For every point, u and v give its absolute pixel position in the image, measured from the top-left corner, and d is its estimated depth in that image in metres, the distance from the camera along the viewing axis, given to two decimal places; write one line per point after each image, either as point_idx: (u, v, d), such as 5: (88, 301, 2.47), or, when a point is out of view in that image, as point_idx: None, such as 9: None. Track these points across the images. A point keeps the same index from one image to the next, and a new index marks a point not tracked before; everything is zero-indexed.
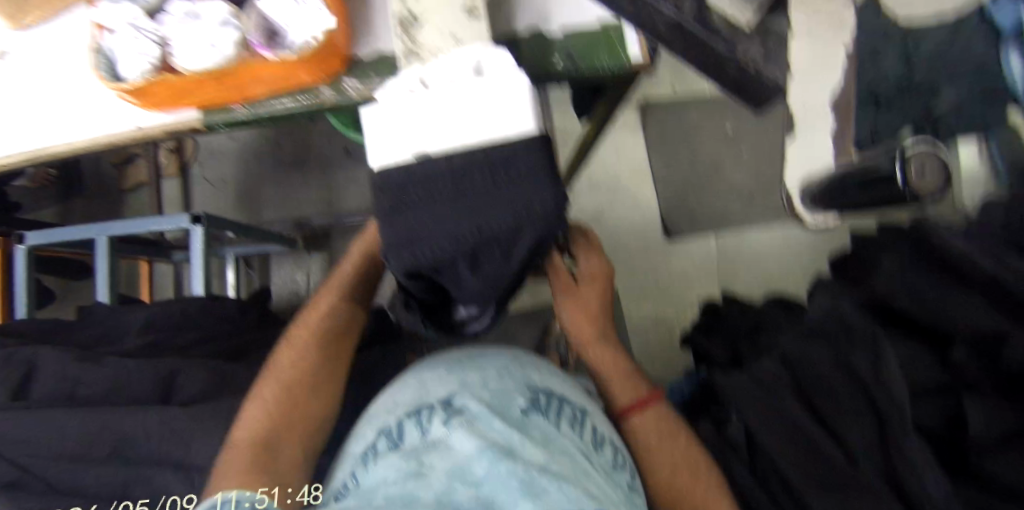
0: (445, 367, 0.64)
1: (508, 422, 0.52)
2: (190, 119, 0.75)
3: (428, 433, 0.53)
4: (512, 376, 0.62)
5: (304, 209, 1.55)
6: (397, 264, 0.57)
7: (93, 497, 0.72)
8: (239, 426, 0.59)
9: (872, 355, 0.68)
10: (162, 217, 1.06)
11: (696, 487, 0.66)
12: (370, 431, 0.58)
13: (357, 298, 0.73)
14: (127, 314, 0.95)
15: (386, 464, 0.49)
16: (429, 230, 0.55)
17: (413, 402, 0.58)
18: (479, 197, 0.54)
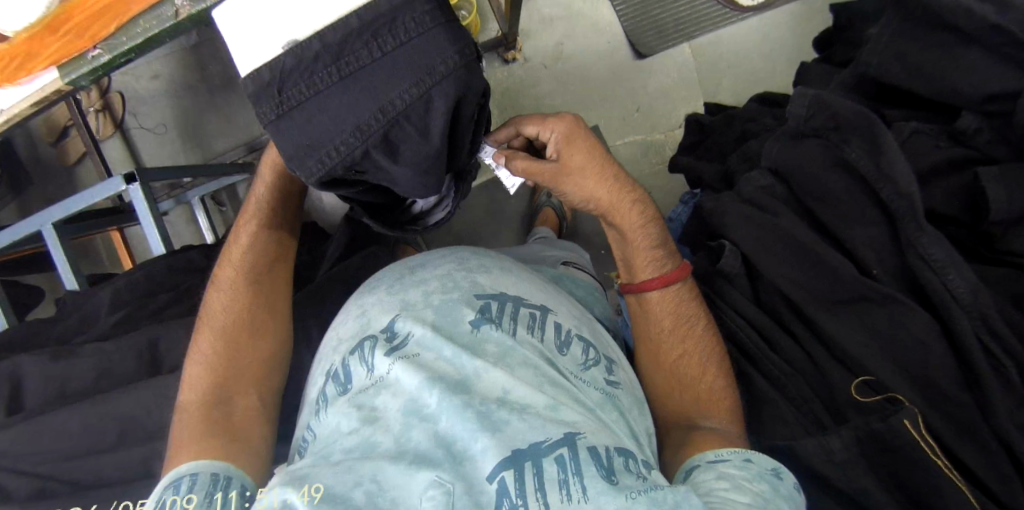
0: (386, 287, 0.58)
1: (457, 345, 0.49)
2: (48, 84, 0.65)
3: (372, 369, 0.49)
4: (458, 284, 0.56)
5: (255, 129, 1.48)
6: (305, 176, 0.48)
7: (119, 480, 0.74)
8: (190, 386, 0.56)
9: (869, 144, 0.59)
10: (94, 188, 0.97)
11: (693, 359, 0.63)
12: (320, 373, 0.55)
13: (278, 218, 0.67)
14: (94, 295, 0.91)
15: (338, 414, 0.48)
16: (324, 128, 0.46)
17: (355, 336, 0.54)
18: (368, 72, 0.45)
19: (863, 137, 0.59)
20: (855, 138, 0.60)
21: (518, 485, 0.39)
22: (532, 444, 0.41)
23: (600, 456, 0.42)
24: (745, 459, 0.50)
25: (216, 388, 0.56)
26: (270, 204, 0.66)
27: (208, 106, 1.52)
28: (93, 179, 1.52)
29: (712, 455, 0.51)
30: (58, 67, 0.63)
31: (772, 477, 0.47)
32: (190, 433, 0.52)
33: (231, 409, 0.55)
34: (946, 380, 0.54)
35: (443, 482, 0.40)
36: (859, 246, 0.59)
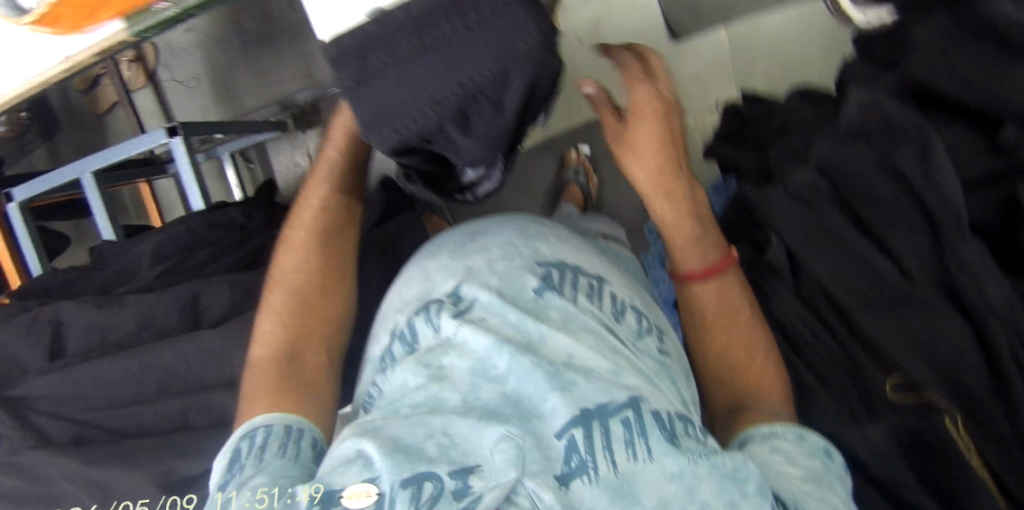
0: (449, 255, 0.64)
1: (521, 311, 0.53)
2: (116, 35, 0.65)
3: (439, 330, 0.53)
4: (517, 256, 0.61)
5: (284, 86, 1.47)
6: (378, 143, 0.50)
7: (158, 428, 0.76)
8: (259, 341, 0.59)
9: (919, 148, 0.60)
10: (135, 137, 1.00)
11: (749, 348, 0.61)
12: (385, 333, 0.60)
13: (349, 183, 0.67)
14: (135, 246, 0.93)
15: (406, 371, 0.51)
16: (398, 98, 0.48)
17: (420, 300, 0.59)
18: (446, 46, 0.46)
19: (914, 141, 0.61)
20: (902, 143, 0.61)
21: (586, 441, 0.41)
22: (598, 405, 0.44)
23: (663, 421, 0.44)
24: (800, 435, 0.51)
25: (284, 344, 0.58)
26: (341, 167, 0.67)
27: (240, 63, 1.51)
28: (126, 131, 1.54)
29: (766, 428, 0.52)
30: (125, 18, 0.63)
31: (825, 455, 0.49)
32: (259, 386, 0.54)
33: (297, 366, 0.56)
34: (977, 384, 0.56)
35: (513, 436, 0.41)
36: (899, 249, 0.61)
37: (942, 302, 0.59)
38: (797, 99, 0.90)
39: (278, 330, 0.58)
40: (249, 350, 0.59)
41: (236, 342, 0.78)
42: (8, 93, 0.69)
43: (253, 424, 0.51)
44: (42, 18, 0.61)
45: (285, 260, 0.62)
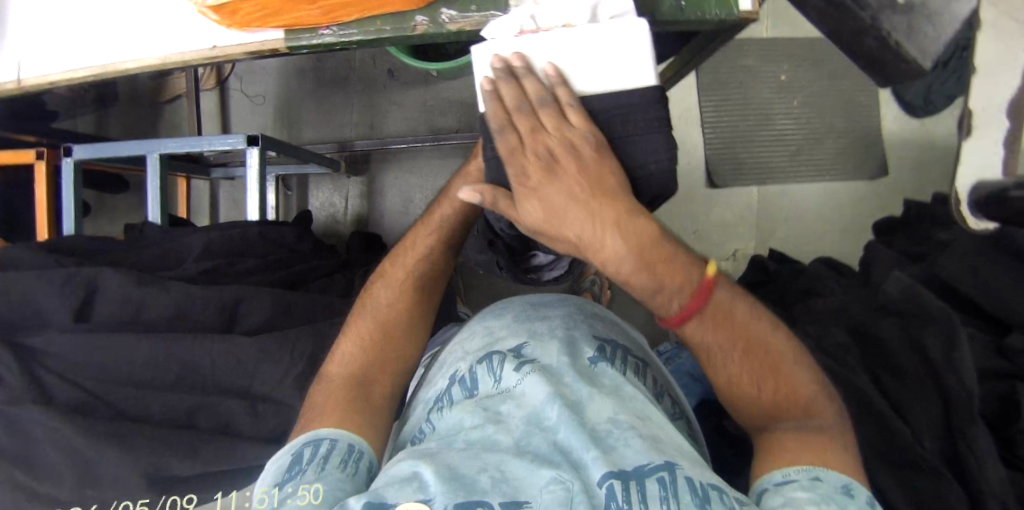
0: (513, 315, 0.75)
1: (577, 374, 0.62)
2: (273, 42, 0.69)
3: (500, 381, 0.63)
4: (576, 329, 0.72)
5: (345, 131, 1.58)
6: (505, 213, 0.60)
7: (160, 421, 0.75)
8: (338, 360, 0.65)
9: (945, 338, 0.67)
10: (216, 135, 1.06)
11: (760, 378, 0.59)
12: (444, 377, 0.70)
13: (456, 239, 0.73)
14: (186, 237, 0.95)
15: (464, 412, 0.61)
16: (540, 183, 0.56)
17: (482, 350, 0.70)
18: (593, 155, 0.56)
19: (941, 328, 0.68)
20: (930, 328, 0.69)
21: (623, 492, 0.48)
22: (638, 466, 0.50)
23: (698, 489, 0.49)
24: (812, 477, 0.50)
25: (361, 368, 0.64)
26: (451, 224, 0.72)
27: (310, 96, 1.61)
28: (181, 123, 1.58)
29: (778, 476, 0.51)
30: (287, 30, 0.68)
31: (842, 497, 0.48)
32: (331, 400, 0.61)
33: (369, 387, 0.63)
34: None
35: (562, 480, 0.49)
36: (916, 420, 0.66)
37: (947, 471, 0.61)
38: (821, 269, 1.00)
39: (364, 356, 0.64)
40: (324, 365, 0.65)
41: (266, 356, 0.79)
42: (145, 63, 0.72)
43: (320, 434, 0.57)
44: (220, 7, 0.64)
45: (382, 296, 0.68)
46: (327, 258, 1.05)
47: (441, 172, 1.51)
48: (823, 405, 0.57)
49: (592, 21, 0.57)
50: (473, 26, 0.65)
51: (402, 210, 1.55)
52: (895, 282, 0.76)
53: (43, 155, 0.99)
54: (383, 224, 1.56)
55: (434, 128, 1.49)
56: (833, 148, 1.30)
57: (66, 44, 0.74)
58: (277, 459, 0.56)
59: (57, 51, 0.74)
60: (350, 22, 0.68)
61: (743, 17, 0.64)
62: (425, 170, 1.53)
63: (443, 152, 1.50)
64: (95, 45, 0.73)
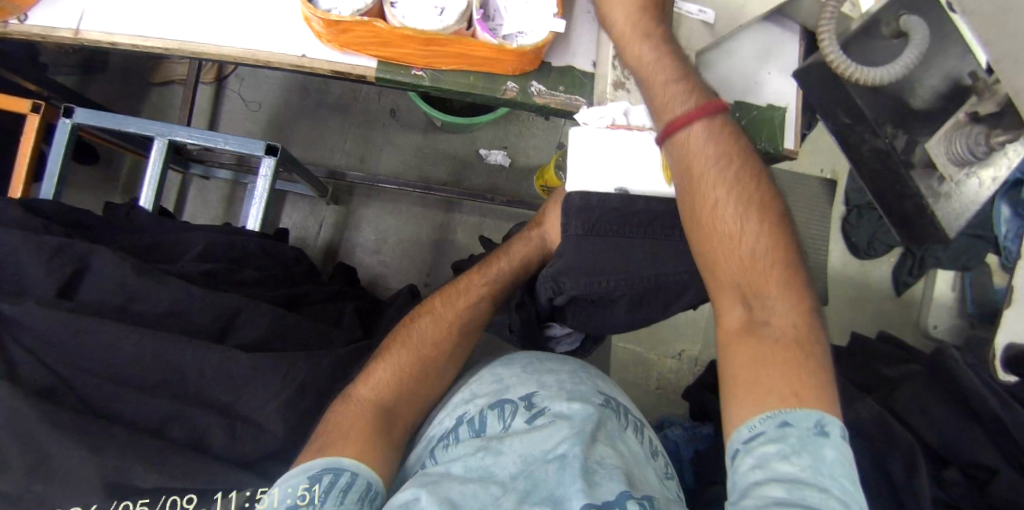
0: (519, 364, 0.77)
1: (584, 419, 0.64)
2: (364, 68, 0.71)
3: (509, 428, 0.65)
4: (584, 381, 0.74)
5: (334, 157, 1.51)
6: (571, 288, 0.61)
7: (130, 422, 0.69)
8: (371, 385, 0.62)
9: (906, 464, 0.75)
10: (236, 136, 1.02)
11: (738, 239, 0.56)
12: (450, 416, 0.71)
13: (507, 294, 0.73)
14: (186, 231, 0.90)
15: (469, 447, 0.63)
16: (612, 266, 0.61)
17: (494, 396, 0.71)
18: (663, 244, 0.62)
19: (903, 458, 0.78)
20: (893, 455, 0.79)
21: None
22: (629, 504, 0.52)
23: None
24: (781, 424, 0.48)
25: (391, 399, 0.61)
26: (508, 281, 0.73)
27: (307, 115, 1.54)
28: (170, 110, 1.50)
29: (748, 430, 0.49)
30: (381, 61, 0.71)
31: (814, 441, 0.46)
32: (352, 421, 0.58)
33: (393, 419, 0.60)
34: None
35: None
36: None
37: None
38: None
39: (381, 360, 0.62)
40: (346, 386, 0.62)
41: (258, 371, 0.73)
42: (228, 52, 0.72)
43: (341, 465, 0.53)
44: (334, 22, 0.66)
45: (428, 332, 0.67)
46: (320, 284, 0.98)
47: (421, 221, 1.47)
48: (799, 296, 0.54)
49: None
50: (558, 103, 0.72)
51: (373, 249, 1.46)
52: (862, 408, 0.85)
53: (39, 109, 0.92)
54: (351, 259, 1.45)
55: (432, 173, 1.49)
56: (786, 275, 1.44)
57: (146, 13, 0.72)
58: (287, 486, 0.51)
59: (132, 16, 0.72)
60: (442, 70, 0.71)
61: (786, 155, 0.75)
62: (405, 213, 1.47)
63: (429, 202, 1.47)
64: (175, 19, 0.72)
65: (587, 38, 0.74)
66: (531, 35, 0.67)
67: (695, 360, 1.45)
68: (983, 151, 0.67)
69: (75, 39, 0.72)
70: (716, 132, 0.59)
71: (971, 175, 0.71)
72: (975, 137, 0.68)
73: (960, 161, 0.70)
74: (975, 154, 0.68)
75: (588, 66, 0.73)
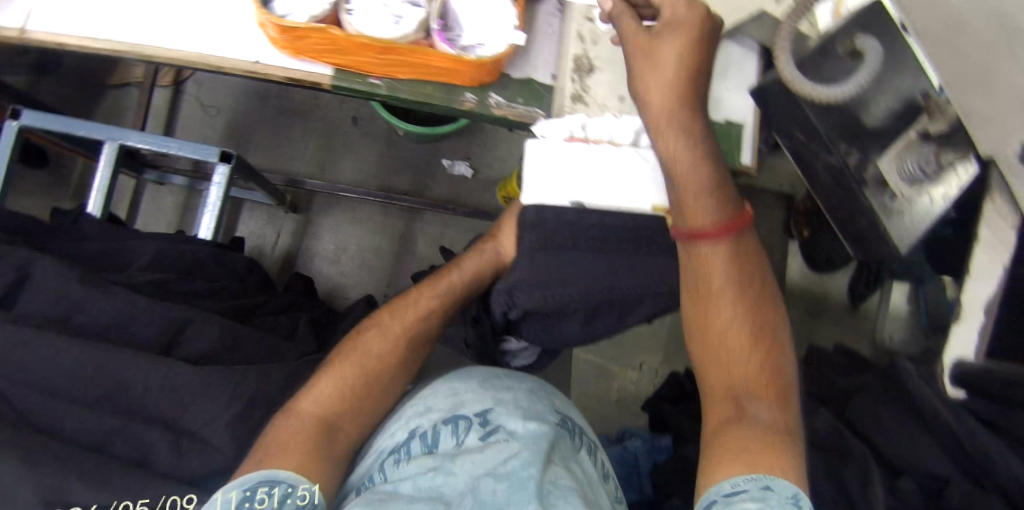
0: (477, 379, 0.76)
1: (542, 440, 0.63)
2: (321, 76, 0.70)
3: (462, 444, 0.65)
4: (541, 399, 0.74)
5: (295, 164, 1.48)
6: (524, 300, 0.62)
7: (71, 439, 0.65)
8: (312, 398, 0.59)
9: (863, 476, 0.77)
10: (190, 142, 0.99)
11: (719, 304, 0.57)
12: (402, 428, 0.70)
13: (459, 304, 0.71)
14: (136, 238, 0.86)
15: (422, 465, 0.62)
16: (567, 281, 0.61)
17: (447, 410, 0.70)
18: (619, 259, 0.62)
19: (858, 468, 0.79)
20: (851, 465, 0.80)
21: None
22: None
23: None
24: (764, 486, 0.46)
25: (334, 412, 0.59)
26: (459, 296, 0.70)
27: (268, 121, 1.51)
28: (126, 115, 1.45)
29: (730, 485, 0.48)
30: (338, 69, 0.70)
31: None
32: (296, 437, 0.55)
33: (335, 436, 0.58)
34: None
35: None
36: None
37: None
38: None
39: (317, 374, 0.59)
40: (286, 401, 0.59)
41: (207, 384, 0.70)
42: (180, 56, 0.70)
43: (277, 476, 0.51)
44: (288, 29, 0.65)
45: (377, 345, 0.63)
46: (274, 295, 0.94)
47: (381, 231, 1.45)
48: (790, 399, 0.54)
49: (635, 143, 0.65)
50: (516, 115, 0.71)
51: (332, 258, 1.43)
52: (819, 422, 0.87)
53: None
54: (308, 269, 1.43)
55: (398, 183, 1.47)
56: None
57: (95, 14, 0.70)
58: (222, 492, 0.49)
59: (80, 17, 0.70)
60: (401, 79, 0.70)
61: (742, 170, 0.76)
62: (365, 223, 1.45)
63: (390, 211, 1.45)
64: (126, 21, 0.70)
65: (547, 51, 0.74)
66: (491, 48, 0.67)
67: (657, 370, 1.46)
68: (934, 167, 0.73)
69: (18, 38, 0.69)
70: (715, 223, 0.58)
71: (923, 193, 0.75)
72: (926, 155, 0.73)
73: (910, 180, 0.75)
74: (927, 171, 0.73)
75: (547, 79, 0.73)
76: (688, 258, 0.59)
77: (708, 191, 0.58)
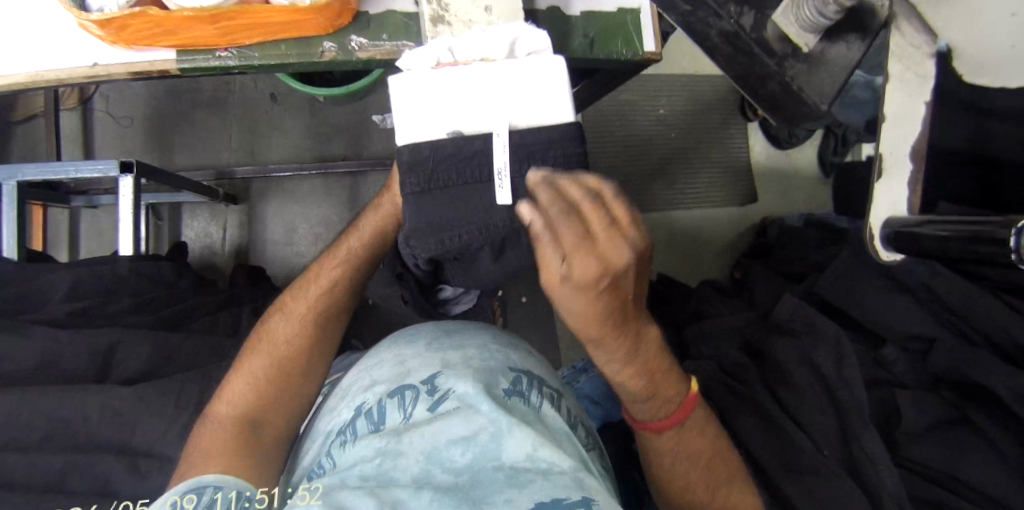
0: (424, 344, 0.74)
1: (493, 404, 0.62)
2: (166, 64, 0.63)
3: (410, 417, 0.63)
4: (494, 358, 0.73)
5: (224, 156, 1.42)
6: (421, 249, 0.59)
7: (23, 487, 0.63)
8: (228, 400, 0.66)
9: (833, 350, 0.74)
10: (85, 161, 0.95)
11: (664, 452, 0.64)
12: (348, 407, 0.68)
13: (361, 274, 0.75)
14: (51, 272, 0.83)
15: (370, 445, 0.60)
16: (460, 220, 0.57)
17: (394, 382, 0.68)
18: (513, 182, 0.57)
19: (829, 345, 0.77)
20: (820, 345, 0.78)
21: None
22: (552, 500, 0.52)
23: None
24: None
25: (251, 406, 0.66)
26: (360, 260, 0.75)
27: (187, 118, 1.43)
28: (39, 145, 1.38)
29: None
30: (181, 51, 0.63)
31: None
32: (218, 442, 0.62)
33: (258, 430, 0.65)
34: None
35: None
36: (816, 430, 0.73)
37: (842, 473, 0.67)
38: (710, 289, 1.12)
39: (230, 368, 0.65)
40: (211, 403, 0.66)
41: (148, 404, 0.69)
42: (10, 82, 0.63)
43: (204, 481, 0.57)
44: (106, 22, 0.57)
45: (281, 331, 0.71)
46: (210, 295, 0.94)
47: (327, 201, 1.40)
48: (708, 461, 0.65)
49: (509, 56, 0.59)
50: (384, 54, 0.65)
51: (286, 241, 1.41)
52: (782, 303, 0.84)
53: None
54: (264, 257, 1.41)
55: (335, 151, 1.41)
56: (708, 178, 1.44)
57: None
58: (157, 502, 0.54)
59: None
60: (253, 46, 0.63)
61: (647, 58, 0.70)
62: (309, 198, 1.41)
63: (331, 180, 1.40)
64: None
65: None
66: None
67: None
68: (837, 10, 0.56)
69: None
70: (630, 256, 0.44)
71: (833, 40, 0.59)
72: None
73: (813, 29, 0.58)
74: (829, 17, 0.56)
75: (410, 6, 0.66)
76: (558, 293, 0.45)
77: (606, 214, 0.43)
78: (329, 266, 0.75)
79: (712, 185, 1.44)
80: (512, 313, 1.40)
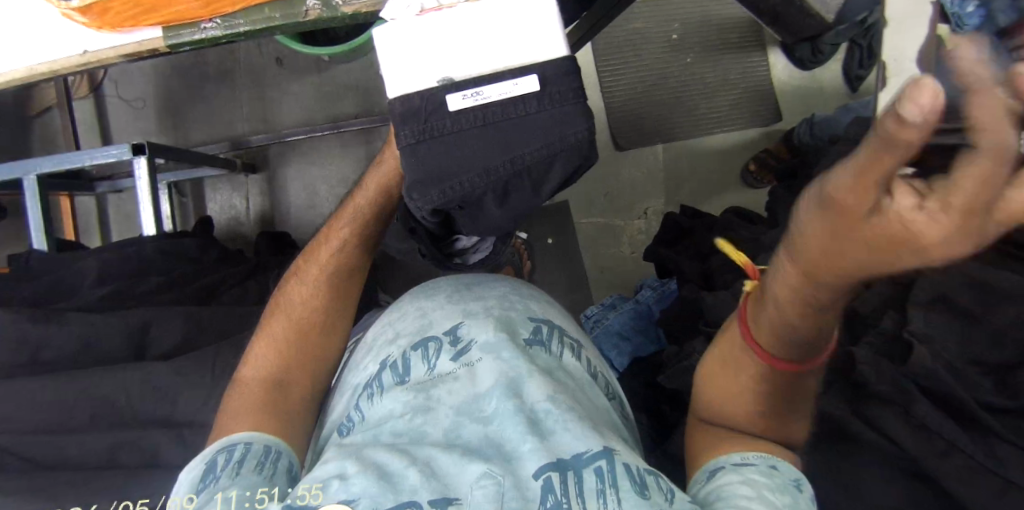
0: (444, 295, 0.77)
1: (515, 356, 0.65)
2: (153, 42, 0.63)
3: (435, 368, 0.66)
4: (514, 308, 0.75)
5: (236, 127, 1.43)
6: (424, 202, 0.58)
7: (83, 460, 0.70)
8: (253, 363, 0.70)
9: None
10: (97, 147, 0.97)
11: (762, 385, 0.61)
12: (374, 361, 0.71)
13: (373, 231, 0.78)
14: (81, 260, 0.87)
15: (398, 399, 0.64)
16: (459, 173, 0.57)
17: (416, 335, 0.71)
18: (503, 127, 0.56)
19: None
20: None
21: (560, 484, 0.52)
22: (576, 455, 0.55)
23: (633, 474, 0.54)
24: (770, 467, 0.59)
25: (275, 369, 0.69)
26: (370, 215, 0.76)
27: (195, 95, 1.44)
28: (59, 139, 1.41)
29: (737, 458, 0.60)
30: (165, 27, 0.62)
31: (793, 489, 0.57)
32: (245, 402, 0.66)
33: (287, 394, 0.68)
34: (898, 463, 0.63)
35: (492, 475, 0.53)
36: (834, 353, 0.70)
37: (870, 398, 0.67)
38: (733, 219, 1.10)
39: (277, 325, 0.72)
40: (238, 367, 0.70)
41: (183, 376, 0.74)
42: (10, 79, 0.64)
43: (235, 438, 0.61)
44: (86, 9, 0.58)
45: (298, 292, 0.74)
46: (236, 265, 0.98)
47: (344, 161, 1.40)
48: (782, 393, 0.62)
49: None
50: (370, 6, 0.61)
51: (308, 204, 1.43)
52: None
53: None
54: (289, 222, 1.44)
55: (342, 110, 1.39)
56: (727, 98, 1.38)
57: None
58: (183, 480, 0.57)
59: None
60: (233, 13, 0.62)
61: None
62: (326, 159, 1.41)
63: (345, 140, 1.40)
64: None
65: None
66: None
67: (659, 213, 1.42)
68: None
69: None
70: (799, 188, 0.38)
71: None
72: None
73: None
74: None
75: None
76: (916, 211, 0.29)
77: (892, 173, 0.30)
78: (339, 225, 0.77)
79: (735, 107, 1.38)
80: (539, 256, 1.41)
